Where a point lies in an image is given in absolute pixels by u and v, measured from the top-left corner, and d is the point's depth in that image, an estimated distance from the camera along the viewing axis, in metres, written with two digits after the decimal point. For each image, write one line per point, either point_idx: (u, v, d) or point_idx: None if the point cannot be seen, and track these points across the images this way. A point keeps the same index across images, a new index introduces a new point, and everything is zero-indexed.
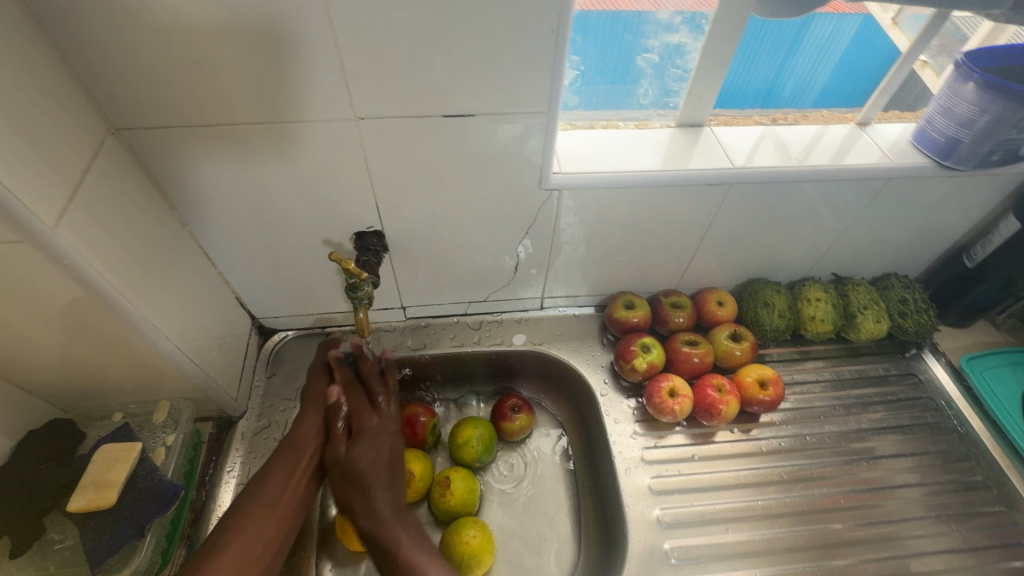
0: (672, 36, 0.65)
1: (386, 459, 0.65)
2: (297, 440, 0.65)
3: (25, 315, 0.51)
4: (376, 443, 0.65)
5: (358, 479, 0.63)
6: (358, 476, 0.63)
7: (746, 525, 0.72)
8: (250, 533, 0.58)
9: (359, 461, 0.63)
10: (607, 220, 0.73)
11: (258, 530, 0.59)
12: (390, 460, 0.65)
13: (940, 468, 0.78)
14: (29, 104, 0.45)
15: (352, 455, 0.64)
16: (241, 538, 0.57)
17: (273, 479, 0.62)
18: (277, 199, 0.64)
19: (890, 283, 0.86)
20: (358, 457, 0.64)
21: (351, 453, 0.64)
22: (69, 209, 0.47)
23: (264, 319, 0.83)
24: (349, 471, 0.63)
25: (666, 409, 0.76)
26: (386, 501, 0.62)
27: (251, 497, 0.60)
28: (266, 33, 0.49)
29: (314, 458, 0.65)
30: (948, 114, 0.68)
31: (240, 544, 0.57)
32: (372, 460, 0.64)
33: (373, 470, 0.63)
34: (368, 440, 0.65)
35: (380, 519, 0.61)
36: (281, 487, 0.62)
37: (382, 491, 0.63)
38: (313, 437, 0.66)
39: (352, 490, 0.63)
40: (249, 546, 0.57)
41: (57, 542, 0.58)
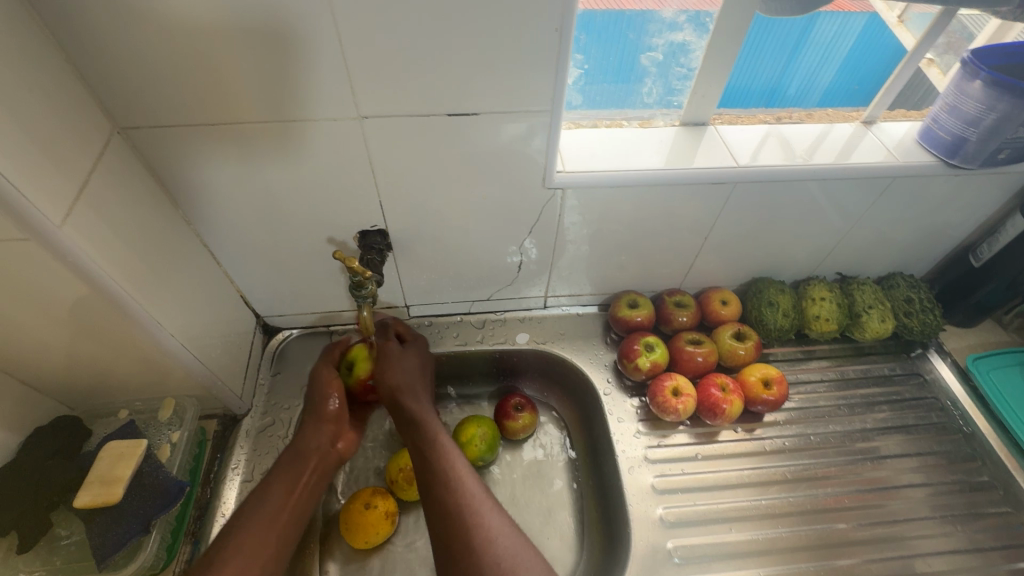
0: (676, 35, 0.65)
1: (424, 373, 0.70)
2: (299, 454, 0.63)
3: (32, 313, 0.51)
4: (420, 352, 0.72)
5: (404, 375, 0.67)
6: (404, 371, 0.68)
7: (750, 525, 0.72)
8: (249, 545, 0.54)
9: (407, 360, 0.69)
10: (610, 219, 0.73)
11: (259, 547, 0.54)
12: (426, 378, 0.71)
13: (946, 468, 0.78)
14: (35, 103, 0.45)
15: (403, 352, 0.70)
16: (239, 552, 0.53)
17: (272, 495, 0.58)
18: (281, 197, 0.64)
19: (895, 282, 0.86)
20: (406, 358, 0.69)
21: (400, 351, 0.70)
22: (74, 208, 0.48)
23: (268, 318, 0.83)
24: (399, 364, 0.68)
25: (669, 408, 0.76)
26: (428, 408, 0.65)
27: (252, 511, 0.56)
28: (270, 32, 0.49)
29: (315, 474, 0.63)
30: (955, 112, 0.68)
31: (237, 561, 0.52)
32: (415, 366, 0.70)
33: (413, 378, 0.68)
34: (414, 349, 0.72)
35: (421, 408, 0.65)
36: (282, 501, 0.58)
37: (422, 394, 0.67)
38: (315, 453, 0.63)
39: (397, 382, 0.66)
40: (250, 562, 0.53)
41: (63, 538, 0.59)
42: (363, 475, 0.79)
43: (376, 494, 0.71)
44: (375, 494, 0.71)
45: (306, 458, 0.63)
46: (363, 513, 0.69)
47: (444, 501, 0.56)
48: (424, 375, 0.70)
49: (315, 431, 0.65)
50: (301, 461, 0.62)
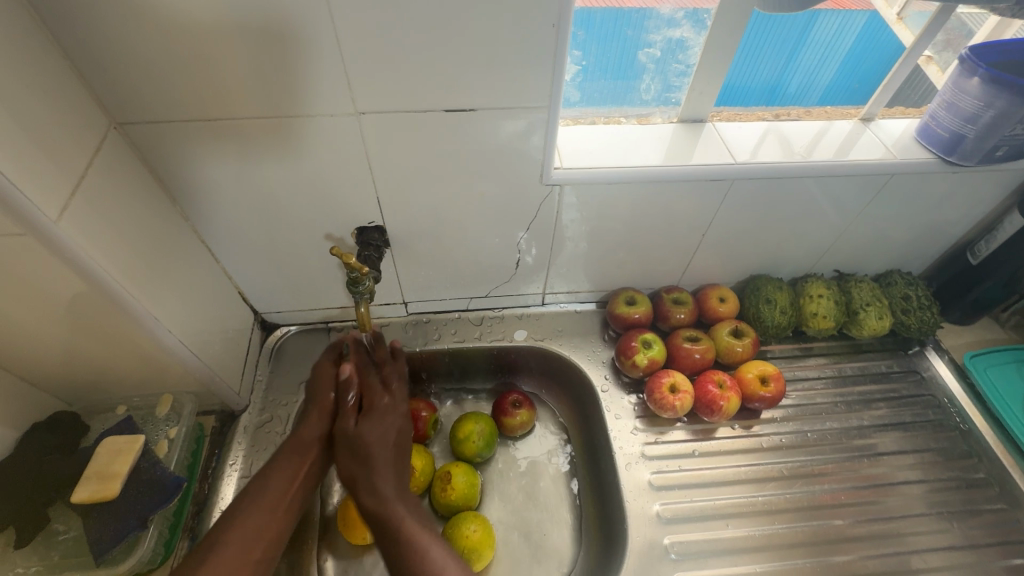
0: (675, 31, 0.65)
1: (395, 442, 0.62)
2: (304, 440, 0.62)
3: (30, 309, 0.51)
4: (384, 421, 0.62)
5: (361, 465, 0.59)
6: (371, 442, 0.60)
7: (746, 521, 0.72)
8: (251, 527, 0.55)
9: (366, 436, 0.60)
10: (608, 216, 0.73)
11: (261, 528, 0.56)
12: (398, 442, 0.62)
13: (942, 465, 0.78)
14: (31, 98, 0.45)
15: (360, 430, 0.61)
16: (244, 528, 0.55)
17: (275, 478, 0.59)
18: (279, 194, 0.64)
19: (892, 280, 0.86)
20: (365, 434, 0.60)
21: (359, 427, 0.61)
22: (71, 203, 0.48)
23: (266, 314, 0.83)
24: (357, 446, 0.60)
25: (667, 405, 0.76)
26: (389, 485, 0.58)
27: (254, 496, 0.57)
28: (266, 27, 0.49)
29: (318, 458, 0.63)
30: (952, 109, 0.68)
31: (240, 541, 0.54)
32: (380, 437, 0.61)
33: (379, 454, 0.60)
34: (380, 416, 0.63)
35: (384, 500, 0.57)
36: (285, 485, 0.59)
37: (388, 473, 0.59)
38: (317, 440, 0.63)
39: (355, 474, 0.59)
40: (251, 544, 0.55)
41: (61, 533, 0.59)
42: None
43: None
44: None
45: (310, 445, 0.62)
46: None
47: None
48: (394, 443, 0.62)
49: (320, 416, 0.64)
50: (304, 446, 0.62)
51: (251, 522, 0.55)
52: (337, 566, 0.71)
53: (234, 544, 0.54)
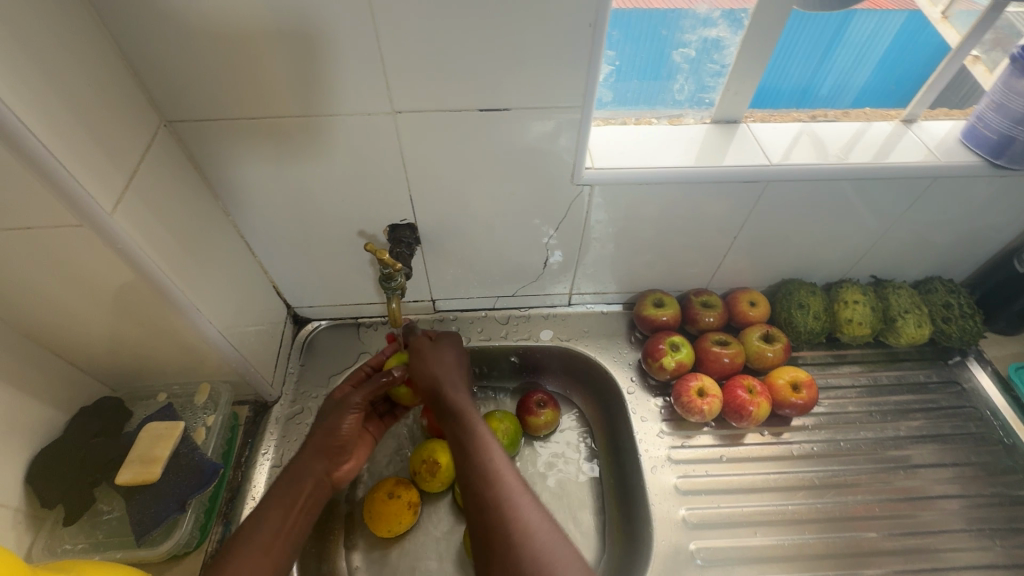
0: (710, 31, 0.64)
1: (463, 365, 0.69)
2: (294, 478, 0.60)
3: (84, 296, 0.54)
4: (457, 347, 0.69)
5: (439, 368, 0.65)
6: (441, 363, 0.66)
7: (775, 530, 0.71)
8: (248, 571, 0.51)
9: (444, 354, 0.68)
10: (638, 217, 0.73)
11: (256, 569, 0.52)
12: (464, 369, 0.69)
13: (983, 480, 0.75)
14: (91, 96, 0.47)
15: (438, 347, 0.68)
16: (243, 567, 0.51)
17: (268, 518, 0.56)
18: (316, 193, 0.66)
19: (932, 287, 0.83)
20: (444, 351, 0.68)
21: (437, 345, 0.68)
22: (124, 197, 0.50)
23: (299, 308, 0.85)
24: (434, 357, 0.67)
25: (695, 409, 0.75)
26: (460, 395, 0.63)
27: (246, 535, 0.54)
28: (309, 29, 0.51)
29: (309, 501, 0.60)
30: (1002, 110, 0.65)
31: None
32: (453, 359, 0.68)
33: (452, 369, 0.66)
34: (453, 341, 0.70)
35: (456, 399, 0.62)
36: (278, 522, 0.56)
37: (459, 382, 0.65)
38: (312, 478, 0.61)
39: (437, 377, 0.65)
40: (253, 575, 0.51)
41: (105, 513, 0.62)
42: (387, 467, 0.80)
43: (399, 484, 0.72)
44: (398, 485, 0.72)
45: (303, 483, 0.60)
46: (387, 502, 0.70)
47: (479, 487, 0.52)
48: (462, 365, 0.69)
49: (315, 459, 0.63)
50: (298, 487, 0.59)
51: (248, 560, 0.52)
52: (363, 557, 0.73)
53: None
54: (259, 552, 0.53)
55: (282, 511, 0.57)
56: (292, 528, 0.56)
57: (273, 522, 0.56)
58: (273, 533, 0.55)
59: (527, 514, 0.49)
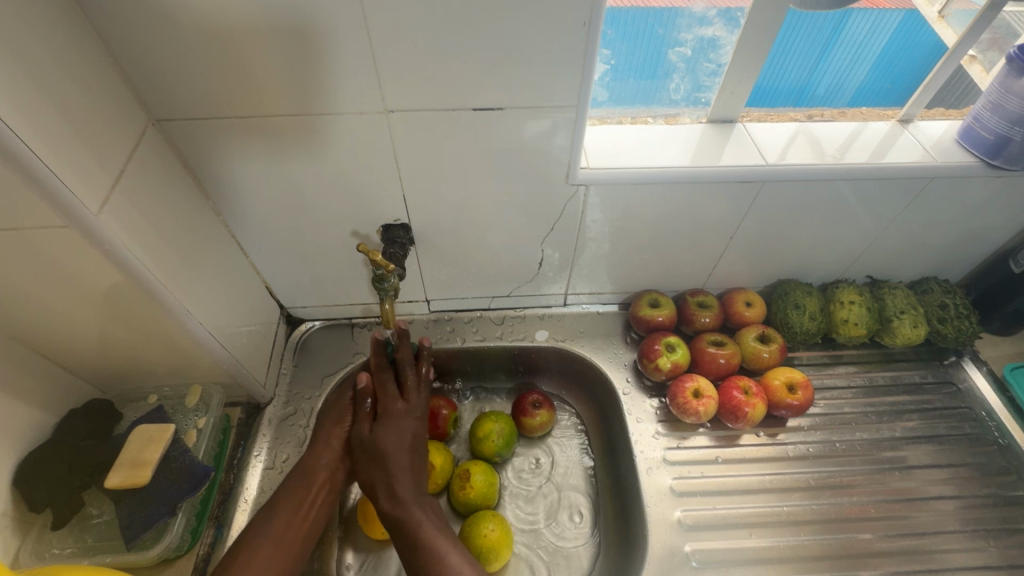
0: (706, 30, 0.64)
1: (411, 442, 0.65)
2: (307, 472, 0.64)
3: (71, 298, 0.53)
4: (399, 425, 0.64)
5: (378, 467, 0.62)
6: (381, 455, 0.63)
7: (770, 531, 0.71)
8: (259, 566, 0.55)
9: (384, 441, 0.64)
10: (633, 217, 0.72)
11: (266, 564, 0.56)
12: (415, 442, 0.65)
13: (978, 481, 0.75)
14: (77, 95, 0.47)
15: (377, 435, 0.64)
16: (255, 564, 0.55)
17: (280, 513, 0.60)
18: (309, 193, 0.66)
19: (929, 287, 0.83)
20: (385, 434, 0.64)
21: (375, 432, 0.64)
22: (112, 197, 0.49)
23: (293, 309, 0.84)
24: (372, 452, 0.63)
25: (690, 410, 0.75)
26: (408, 490, 0.61)
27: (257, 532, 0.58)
28: (299, 27, 0.50)
29: (323, 490, 0.64)
30: (999, 110, 0.65)
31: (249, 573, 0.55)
32: (396, 441, 0.64)
33: (396, 454, 0.63)
34: (393, 419, 0.65)
35: (399, 505, 0.60)
36: (289, 518, 0.60)
37: (404, 471, 0.62)
38: (323, 469, 0.64)
39: (378, 477, 0.62)
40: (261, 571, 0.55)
41: (95, 517, 0.61)
42: None
43: None
44: None
45: (312, 477, 0.63)
46: None
47: None
48: (412, 443, 0.65)
49: (326, 450, 0.65)
50: (307, 481, 0.63)
51: (258, 556, 0.56)
52: (356, 560, 0.72)
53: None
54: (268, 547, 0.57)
55: (292, 507, 0.61)
56: (304, 521, 0.61)
57: (284, 517, 0.60)
58: (281, 529, 0.59)
59: None
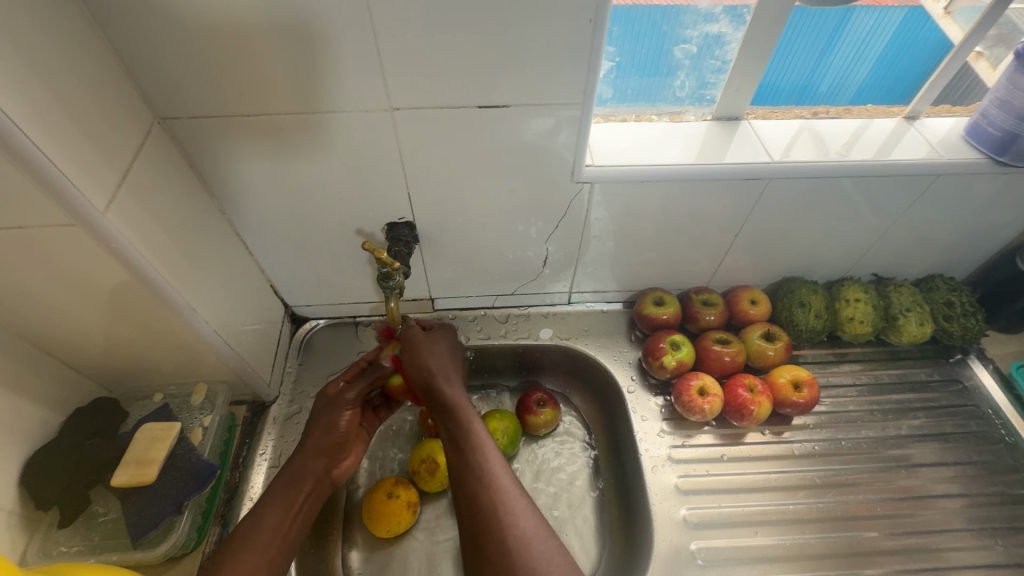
0: (712, 27, 0.64)
1: (455, 355, 0.68)
2: (294, 478, 0.62)
3: (77, 296, 0.53)
4: (445, 340, 0.67)
5: (435, 358, 0.64)
6: (434, 354, 0.64)
7: (776, 530, 0.71)
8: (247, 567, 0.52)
9: (436, 345, 0.66)
10: (639, 215, 0.72)
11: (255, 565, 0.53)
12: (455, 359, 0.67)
13: (984, 479, 0.75)
14: (83, 95, 0.47)
15: (430, 338, 0.66)
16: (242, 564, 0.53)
17: (269, 517, 0.57)
18: (313, 192, 0.66)
19: (935, 284, 0.83)
20: (438, 342, 0.67)
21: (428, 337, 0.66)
22: (117, 196, 0.49)
23: (297, 308, 0.84)
24: (426, 348, 0.65)
25: (695, 408, 0.75)
26: (458, 389, 0.62)
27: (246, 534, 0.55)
28: (304, 25, 0.50)
29: (309, 500, 0.62)
30: (1006, 107, 0.65)
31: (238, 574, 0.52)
32: (445, 350, 0.66)
33: (445, 360, 0.64)
34: (441, 335, 0.68)
35: (453, 393, 0.61)
36: (277, 522, 0.58)
37: (455, 375, 0.64)
38: (312, 477, 0.63)
39: (431, 368, 0.63)
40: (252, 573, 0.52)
41: (101, 515, 0.61)
42: (385, 467, 0.79)
43: (398, 484, 0.72)
44: (397, 484, 0.72)
45: (302, 484, 0.62)
46: (386, 502, 0.70)
47: (478, 495, 0.52)
48: (453, 357, 0.67)
49: (318, 457, 0.64)
50: (297, 486, 0.61)
51: (250, 556, 0.53)
52: (361, 558, 0.72)
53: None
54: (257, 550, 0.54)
55: (282, 512, 0.59)
56: (291, 527, 0.59)
57: (275, 520, 0.58)
58: (272, 532, 0.56)
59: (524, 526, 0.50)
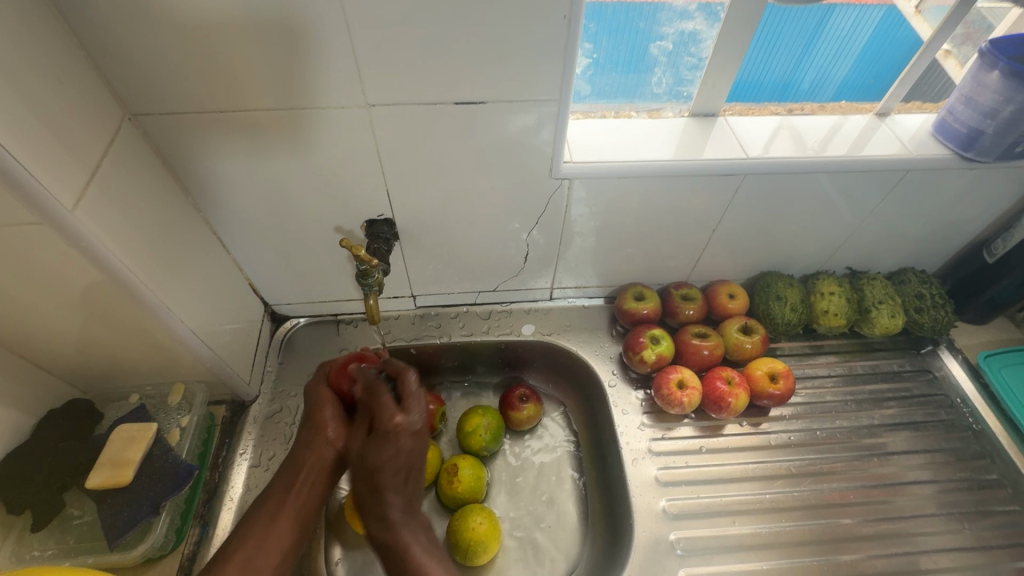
0: (687, 24, 0.64)
1: (409, 462, 0.58)
2: (296, 457, 0.63)
3: (47, 297, 0.52)
4: (392, 444, 0.57)
5: (376, 484, 0.57)
6: (377, 471, 0.57)
7: (753, 518, 0.72)
8: (252, 549, 0.55)
9: (378, 460, 0.57)
10: (618, 212, 0.73)
11: (255, 548, 0.55)
12: (411, 461, 0.58)
13: (953, 466, 0.77)
14: (48, 91, 0.46)
15: (372, 450, 0.57)
16: (243, 545, 0.55)
17: (269, 499, 0.59)
18: (291, 190, 0.65)
19: (906, 277, 0.85)
20: (384, 456, 0.57)
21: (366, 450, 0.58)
22: (86, 193, 0.48)
23: (277, 306, 0.84)
24: (365, 466, 0.57)
25: (674, 401, 0.76)
26: (398, 517, 0.56)
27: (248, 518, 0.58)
28: (277, 21, 0.49)
29: (314, 473, 0.62)
30: (971, 104, 0.66)
31: (241, 554, 0.54)
32: (391, 462, 0.57)
33: (392, 475, 0.57)
34: (385, 443, 0.57)
35: (392, 526, 0.56)
36: (279, 502, 0.59)
37: (396, 500, 0.57)
38: (311, 454, 0.63)
39: (371, 496, 0.57)
40: (251, 557, 0.55)
41: (75, 518, 0.60)
42: None
43: None
44: None
45: (301, 462, 0.62)
46: None
47: None
48: (405, 467, 0.58)
49: (316, 436, 0.64)
50: (298, 464, 0.62)
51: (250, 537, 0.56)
52: (343, 557, 0.72)
53: (236, 557, 0.54)
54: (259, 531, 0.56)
55: (282, 490, 0.60)
56: (296, 502, 0.60)
57: (277, 498, 0.59)
58: (274, 512, 0.58)
59: None
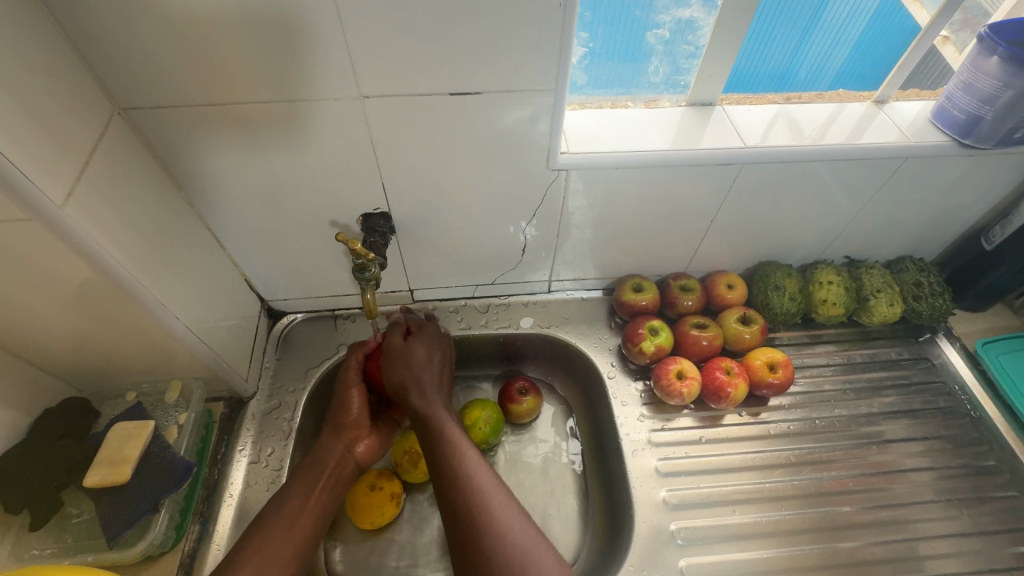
0: (684, 11, 0.63)
1: (438, 363, 0.69)
2: (316, 459, 0.64)
3: (41, 296, 0.51)
4: (429, 343, 0.69)
5: (416, 367, 0.67)
6: (415, 364, 0.67)
7: (753, 507, 0.72)
8: (271, 555, 0.54)
9: (415, 352, 0.68)
10: (616, 203, 0.72)
11: (272, 551, 0.55)
12: (441, 362, 0.70)
13: (951, 453, 0.78)
14: (35, 83, 0.45)
15: (409, 345, 0.69)
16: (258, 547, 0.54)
17: (291, 500, 0.59)
18: (286, 185, 0.65)
19: (904, 266, 0.85)
20: (413, 350, 0.68)
21: (406, 346, 0.68)
22: (76, 188, 0.48)
23: (273, 302, 0.83)
24: (405, 356, 0.67)
25: (674, 391, 0.76)
26: (435, 400, 0.65)
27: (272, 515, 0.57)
28: (267, 11, 0.48)
29: (332, 477, 0.63)
30: (969, 90, 0.66)
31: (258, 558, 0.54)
32: (425, 357, 0.68)
33: (430, 364, 0.68)
34: (422, 339, 0.70)
35: (430, 404, 0.64)
36: (300, 504, 0.59)
37: (434, 385, 0.67)
38: (333, 457, 0.64)
39: (413, 375, 0.66)
40: (269, 563, 0.54)
41: (75, 516, 0.60)
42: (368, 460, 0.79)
43: (381, 476, 0.72)
44: (380, 476, 0.71)
45: (321, 465, 0.63)
46: (369, 494, 0.70)
47: (465, 511, 0.55)
48: (437, 363, 0.69)
49: (336, 441, 0.66)
50: (318, 467, 0.63)
51: (272, 536, 0.56)
52: (345, 551, 0.72)
53: (253, 563, 0.53)
54: (280, 535, 0.56)
55: (305, 489, 0.61)
56: (316, 505, 0.60)
57: (297, 501, 0.59)
58: (294, 514, 0.58)
59: (499, 518, 0.54)
